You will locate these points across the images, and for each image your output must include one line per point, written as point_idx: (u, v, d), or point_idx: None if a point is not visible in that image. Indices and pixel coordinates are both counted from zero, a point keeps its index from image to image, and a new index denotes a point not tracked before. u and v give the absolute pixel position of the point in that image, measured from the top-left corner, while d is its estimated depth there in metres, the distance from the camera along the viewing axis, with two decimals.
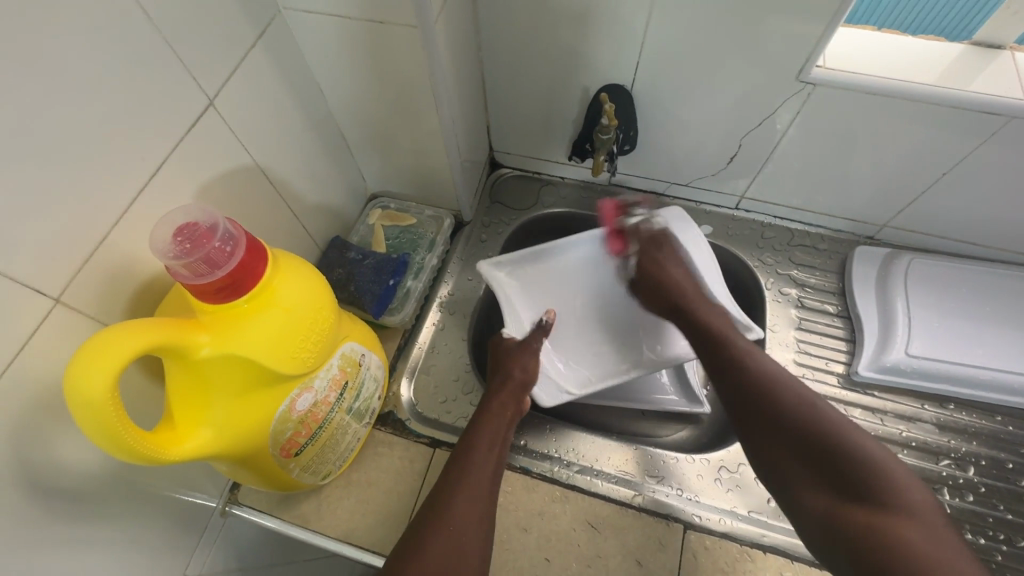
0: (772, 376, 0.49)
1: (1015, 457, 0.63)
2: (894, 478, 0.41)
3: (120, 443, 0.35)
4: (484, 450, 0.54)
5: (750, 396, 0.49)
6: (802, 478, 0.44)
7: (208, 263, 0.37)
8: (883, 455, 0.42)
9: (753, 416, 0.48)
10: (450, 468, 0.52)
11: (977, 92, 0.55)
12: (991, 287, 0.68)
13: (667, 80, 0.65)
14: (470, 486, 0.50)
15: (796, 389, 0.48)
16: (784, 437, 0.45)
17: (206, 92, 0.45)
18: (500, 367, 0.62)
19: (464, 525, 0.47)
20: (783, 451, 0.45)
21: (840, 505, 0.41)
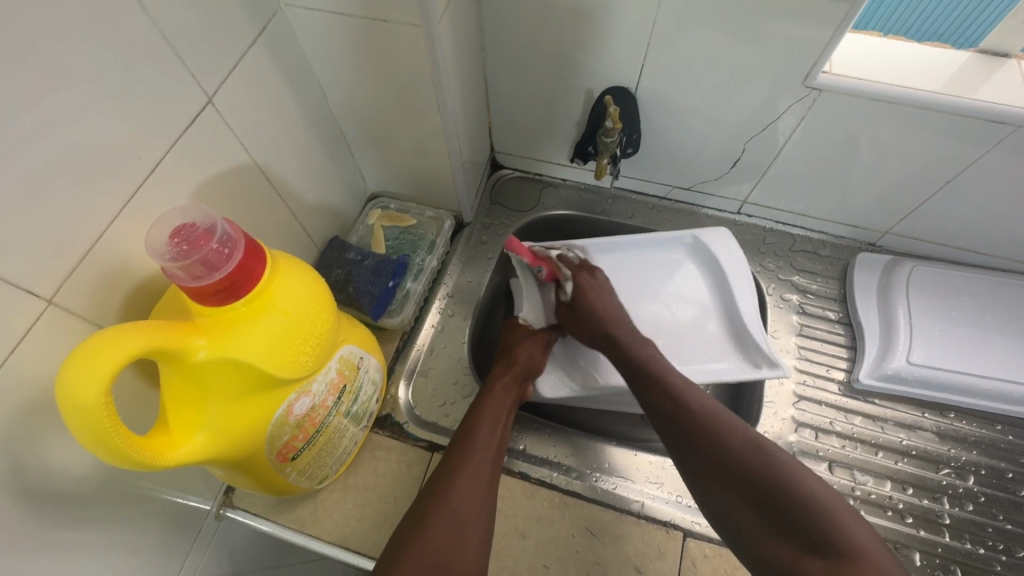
0: (717, 417, 0.49)
1: (1015, 467, 0.62)
2: (844, 521, 0.40)
3: (111, 447, 0.34)
4: (487, 433, 0.54)
5: (696, 443, 0.48)
6: (757, 528, 0.43)
7: (205, 265, 0.36)
8: (828, 497, 0.42)
9: (701, 460, 0.48)
10: (452, 450, 0.52)
11: (983, 101, 0.55)
12: (992, 295, 0.68)
13: (671, 83, 0.64)
14: (472, 468, 0.50)
15: (741, 430, 0.48)
16: (734, 485, 0.45)
17: (205, 90, 0.44)
18: (504, 355, 0.63)
19: (464, 508, 0.47)
20: (732, 498, 0.45)
21: (798, 556, 0.39)
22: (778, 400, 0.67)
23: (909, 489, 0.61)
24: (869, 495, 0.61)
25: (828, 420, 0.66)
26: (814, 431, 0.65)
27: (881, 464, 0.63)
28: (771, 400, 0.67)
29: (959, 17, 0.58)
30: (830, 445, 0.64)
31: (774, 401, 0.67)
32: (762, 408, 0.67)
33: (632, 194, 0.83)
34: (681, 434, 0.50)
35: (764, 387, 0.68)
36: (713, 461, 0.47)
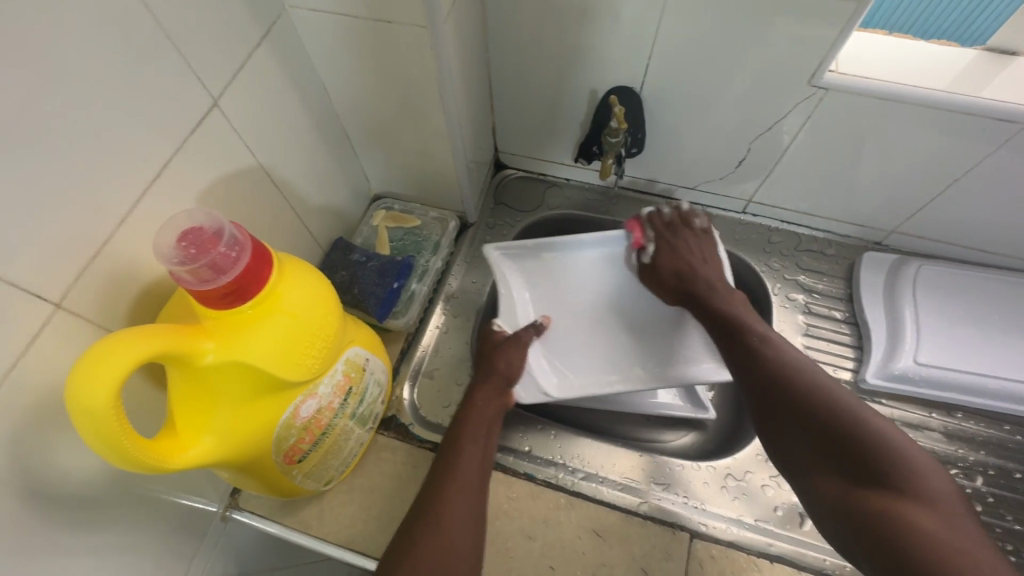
0: (778, 364, 0.49)
1: (1023, 467, 0.62)
2: (900, 454, 0.41)
3: (121, 451, 0.34)
4: (472, 444, 0.53)
5: (767, 389, 0.49)
6: (816, 461, 0.44)
7: (212, 268, 0.36)
8: (886, 429, 0.43)
9: (775, 404, 0.48)
10: (438, 463, 0.52)
11: (991, 99, 0.54)
12: (1000, 294, 0.68)
13: (676, 83, 0.64)
14: (460, 481, 0.50)
15: (808, 371, 0.48)
16: (803, 426, 0.45)
17: (211, 93, 0.44)
18: (483, 361, 0.62)
19: (454, 521, 0.47)
20: (800, 437, 0.46)
21: (857, 489, 0.41)
22: None
23: None
24: None
25: None
26: None
27: None
28: None
29: (966, 16, 0.57)
30: None
31: None
32: None
33: (636, 194, 0.82)
34: (754, 382, 0.50)
35: None
36: (781, 400, 0.47)
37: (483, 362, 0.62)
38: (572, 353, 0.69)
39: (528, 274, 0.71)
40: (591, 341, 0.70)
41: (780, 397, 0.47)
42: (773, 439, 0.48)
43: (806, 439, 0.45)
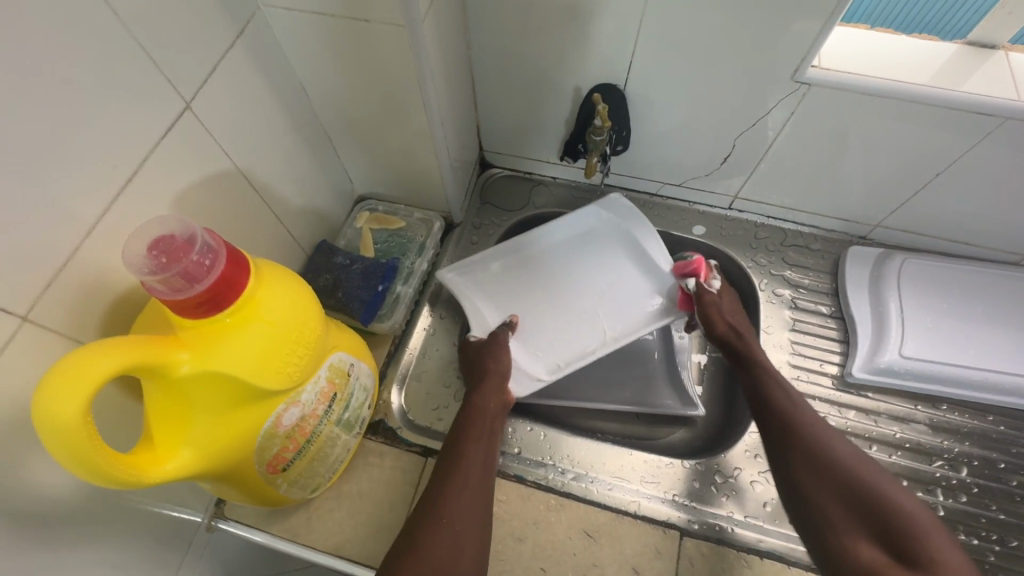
0: (801, 427, 0.53)
1: (1006, 457, 0.63)
2: (933, 539, 0.42)
3: (93, 467, 0.33)
4: (474, 446, 0.53)
5: (803, 460, 0.51)
6: (847, 531, 0.45)
7: (185, 277, 0.35)
8: (918, 514, 0.44)
9: (811, 473, 0.50)
10: (442, 464, 0.52)
11: (972, 93, 0.55)
12: (982, 286, 0.69)
13: (660, 80, 0.63)
14: (465, 482, 0.50)
15: (845, 449, 0.50)
16: (840, 496, 0.47)
17: (183, 96, 0.43)
18: (478, 365, 0.63)
19: (460, 521, 0.47)
20: (836, 509, 0.47)
21: (890, 564, 0.41)
22: None
23: (903, 482, 0.61)
24: None
25: (822, 415, 0.66)
26: None
27: (875, 457, 0.63)
28: None
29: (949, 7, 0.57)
30: None
31: None
32: None
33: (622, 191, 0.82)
34: (789, 452, 0.52)
35: None
36: (818, 470, 0.49)
37: (477, 365, 0.63)
38: (539, 330, 0.69)
39: (493, 281, 0.71)
40: (560, 315, 0.70)
41: (817, 468, 0.49)
42: (802, 508, 0.49)
43: (841, 510, 0.46)
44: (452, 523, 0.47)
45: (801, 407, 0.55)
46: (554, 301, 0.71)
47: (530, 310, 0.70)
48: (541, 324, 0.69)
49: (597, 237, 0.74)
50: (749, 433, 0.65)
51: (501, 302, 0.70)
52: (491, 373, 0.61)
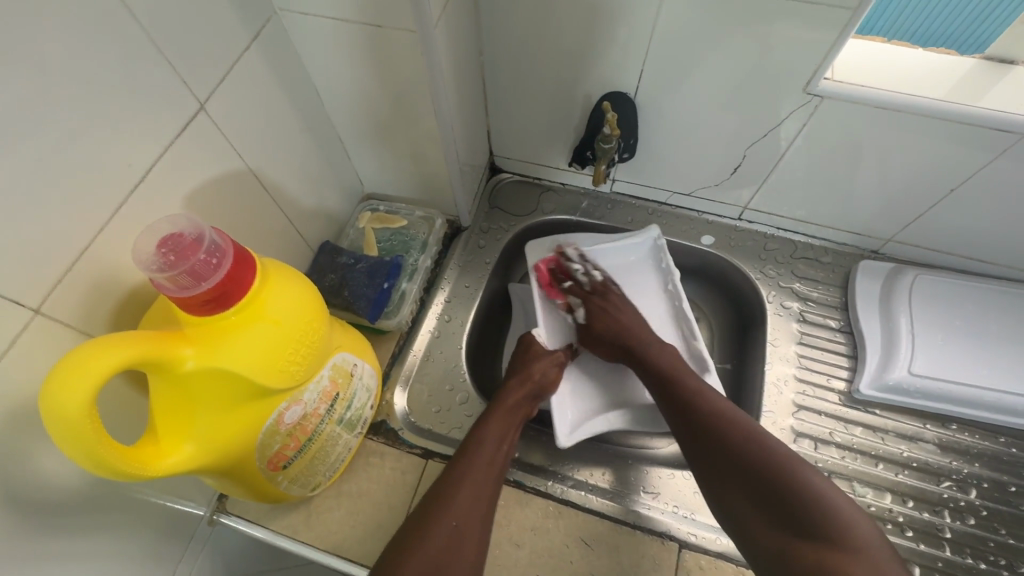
0: (717, 418, 0.54)
1: (1017, 480, 0.61)
2: (843, 516, 0.45)
3: (96, 458, 0.33)
4: (492, 444, 0.55)
5: (711, 443, 0.52)
6: (757, 521, 0.48)
7: (192, 275, 0.36)
8: (827, 491, 0.47)
9: (713, 459, 0.52)
10: (455, 459, 0.54)
11: (989, 108, 0.54)
12: (996, 304, 0.67)
13: (671, 88, 0.63)
14: (475, 477, 0.52)
15: (747, 427, 0.52)
16: (739, 478, 0.50)
17: (199, 97, 0.44)
18: (518, 368, 0.63)
19: (473, 504, 0.50)
20: (745, 503, 0.49)
21: (793, 541, 0.45)
22: (777, 409, 0.67)
23: (909, 501, 0.60)
24: (868, 508, 0.60)
25: (828, 431, 0.65)
26: (814, 442, 0.64)
27: (881, 475, 0.62)
28: (770, 408, 0.67)
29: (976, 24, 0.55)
30: (829, 455, 0.63)
31: (773, 409, 0.66)
32: (761, 418, 0.66)
33: (632, 199, 0.82)
34: (694, 430, 0.54)
35: (763, 396, 0.68)
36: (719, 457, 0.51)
37: (517, 368, 0.64)
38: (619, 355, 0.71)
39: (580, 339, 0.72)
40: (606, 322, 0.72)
41: (717, 447, 0.52)
42: (715, 492, 0.51)
43: (744, 494, 0.49)
44: (458, 520, 0.49)
45: (709, 398, 0.56)
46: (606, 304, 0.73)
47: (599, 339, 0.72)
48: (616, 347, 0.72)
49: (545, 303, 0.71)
50: None
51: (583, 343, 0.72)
52: (535, 386, 0.62)
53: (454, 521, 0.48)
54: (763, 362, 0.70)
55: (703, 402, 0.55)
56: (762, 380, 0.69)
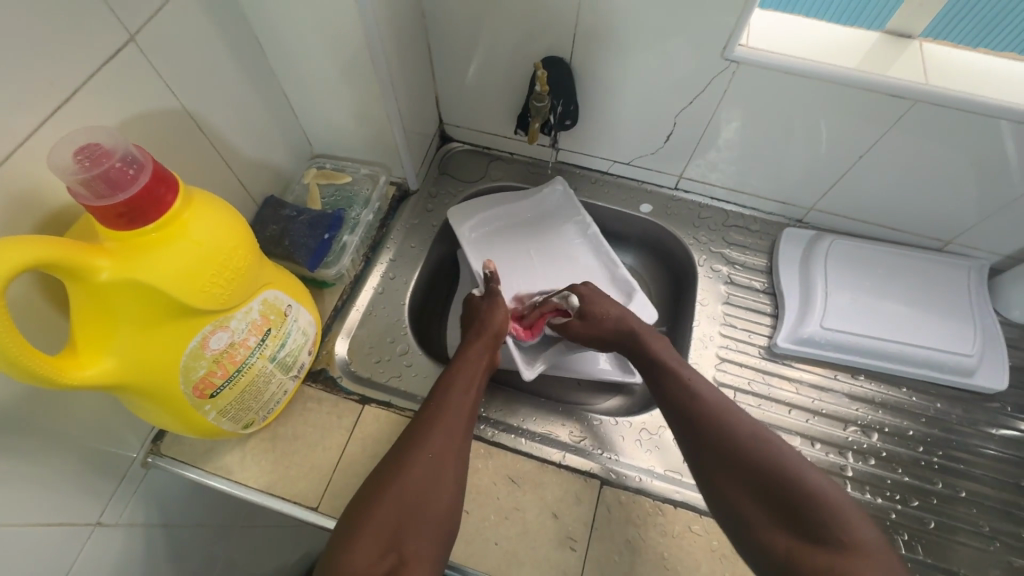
0: (717, 413, 0.54)
1: (916, 425, 0.66)
2: (846, 516, 0.45)
3: (9, 357, 0.34)
4: (460, 394, 0.58)
5: (709, 439, 0.53)
6: (761, 520, 0.47)
7: (108, 183, 0.37)
8: (828, 488, 0.47)
9: (712, 453, 0.52)
10: (428, 405, 0.57)
11: (886, 76, 0.59)
12: (902, 267, 0.73)
13: (604, 55, 0.67)
14: (445, 426, 0.55)
15: (747, 423, 0.53)
16: (744, 474, 0.49)
17: (129, 29, 0.45)
18: (478, 321, 0.66)
19: (444, 452, 0.53)
20: (749, 502, 0.49)
21: (801, 545, 0.44)
22: (702, 361, 0.70)
23: (817, 444, 0.65)
24: None
25: (747, 381, 0.69)
26: (734, 391, 0.68)
27: (794, 421, 0.66)
28: (696, 361, 0.71)
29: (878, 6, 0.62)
30: (747, 403, 0.67)
31: (698, 362, 0.70)
32: None
33: (576, 168, 0.85)
34: (696, 435, 0.54)
35: (689, 350, 0.72)
36: (720, 452, 0.51)
37: (479, 321, 0.67)
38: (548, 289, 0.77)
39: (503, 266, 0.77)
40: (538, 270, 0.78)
41: (722, 452, 0.51)
42: (713, 488, 0.51)
43: (752, 497, 0.48)
44: (431, 456, 0.52)
45: (710, 392, 0.56)
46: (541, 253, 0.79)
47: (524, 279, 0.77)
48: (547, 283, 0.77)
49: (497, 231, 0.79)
50: None
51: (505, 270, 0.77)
52: (487, 333, 0.65)
53: (428, 456, 0.52)
54: (691, 321, 0.74)
55: (702, 394, 0.56)
56: (690, 336, 0.73)
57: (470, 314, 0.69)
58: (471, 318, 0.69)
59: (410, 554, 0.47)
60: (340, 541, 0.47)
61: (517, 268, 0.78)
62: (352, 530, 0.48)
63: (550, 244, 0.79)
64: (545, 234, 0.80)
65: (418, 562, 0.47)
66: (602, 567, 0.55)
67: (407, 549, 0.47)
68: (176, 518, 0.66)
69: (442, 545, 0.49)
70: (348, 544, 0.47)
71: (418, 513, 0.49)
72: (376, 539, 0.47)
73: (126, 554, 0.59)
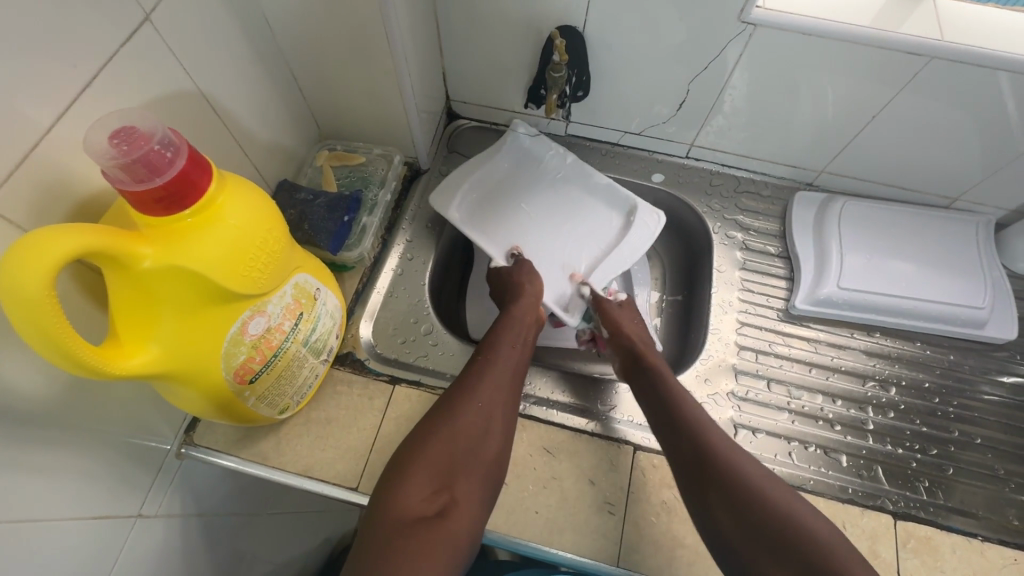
0: (728, 458, 0.53)
1: (931, 377, 0.69)
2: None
3: (62, 347, 0.34)
4: (507, 351, 0.61)
5: (720, 486, 0.51)
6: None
7: (146, 166, 0.36)
8: (840, 550, 0.46)
9: (727, 503, 0.50)
10: (477, 361, 0.59)
11: (902, 34, 0.59)
12: (912, 225, 0.74)
13: (617, 23, 0.65)
14: (494, 378, 0.58)
15: (757, 476, 0.52)
16: (759, 528, 0.48)
17: (143, 7, 0.44)
18: (515, 282, 0.69)
19: (494, 403, 0.56)
20: (762, 556, 0.47)
21: None
22: (722, 326, 0.72)
23: (839, 400, 0.67)
24: (802, 408, 0.66)
25: (768, 343, 0.70)
26: (755, 353, 0.70)
27: (815, 380, 0.68)
28: (716, 327, 0.72)
29: None
30: (769, 364, 0.69)
31: (718, 327, 0.72)
32: (708, 336, 0.71)
33: (586, 141, 0.85)
34: (705, 489, 0.52)
35: (709, 317, 0.73)
36: (731, 503, 0.50)
37: (512, 284, 0.69)
38: (558, 238, 0.75)
39: (518, 232, 0.74)
40: (546, 218, 0.76)
41: (735, 510, 0.49)
42: (725, 538, 0.49)
43: (773, 560, 0.46)
44: (482, 406, 0.55)
45: (714, 433, 0.55)
46: (543, 201, 0.76)
47: (535, 234, 0.75)
48: (563, 230, 0.75)
49: (496, 192, 0.75)
50: (700, 360, 0.69)
51: (517, 233, 0.74)
52: (528, 292, 0.67)
53: (479, 405, 0.55)
54: (709, 289, 0.75)
55: (712, 437, 0.54)
56: (708, 304, 0.74)
57: (499, 286, 0.71)
58: (501, 288, 0.70)
59: (459, 497, 0.50)
60: (393, 477, 0.49)
61: (528, 227, 0.75)
62: (405, 464, 0.50)
63: (542, 192, 0.77)
64: (530, 182, 0.77)
65: (466, 505, 0.50)
66: (640, 528, 0.56)
67: (458, 490, 0.50)
68: (211, 507, 0.66)
69: (487, 489, 0.53)
70: (404, 479, 0.49)
71: (469, 460, 0.52)
72: (428, 479, 0.50)
73: (167, 544, 0.59)
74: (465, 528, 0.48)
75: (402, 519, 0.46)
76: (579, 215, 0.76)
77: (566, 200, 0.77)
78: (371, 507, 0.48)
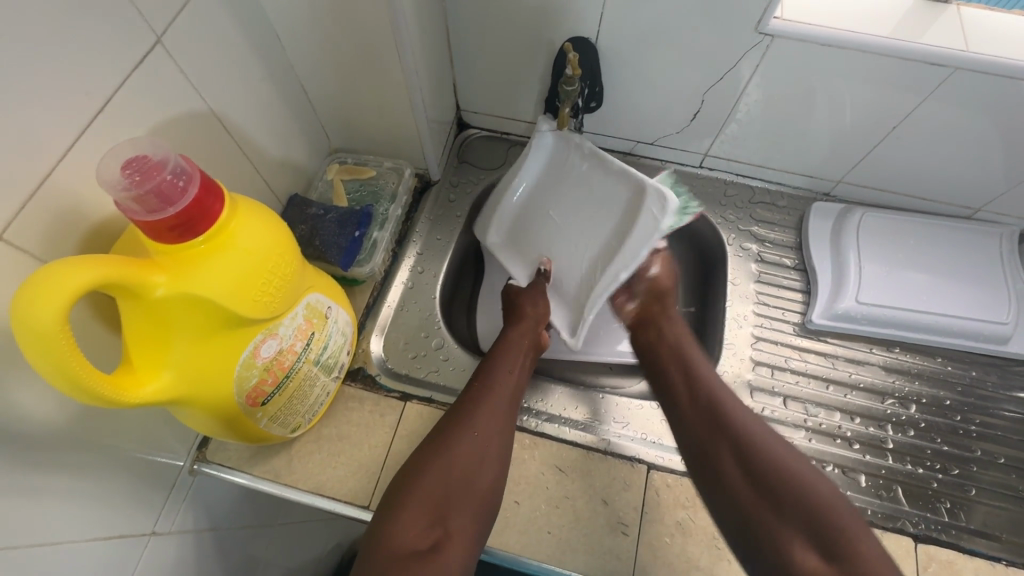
0: (738, 423, 0.56)
1: (952, 395, 0.67)
2: (856, 535, 0.47)
3: (73, 380, 0.34)
4: (505, 374, 0.60)
5: (723, 453, 0.54)
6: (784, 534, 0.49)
7: (159, 197, 0.36)
8: (837, 505, 0.49)
9: (733, 463, 0.53)
10: (474, 385, 0.59)
11: (925, 44, 0.57)
12: (933, 237, 0.73)
13: (631, 34, 0.64)
14: (491, 403, 0.57)
15: (764, 440, 0.54)
16: (762, 486, 0.51)
17: (155, 30, 0.43)
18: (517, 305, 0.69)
19: (490, 429, 0.56)
20: (764, 511, 0.50)
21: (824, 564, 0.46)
22: (737, 341, 0.71)
23: (857, 418, 0.65)
24: (820, 425, 0.65)
25: (784, 358, 0.69)
26: (771, 368, 0.69)
27: (832, 397, 0.67)
28: (731, 342, 0.71)
29: None
30: (785, 380, 0.68)
31: (733, 342, 0.71)
32: (723, 350, 0.70)
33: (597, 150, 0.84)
34: (720, 467, 0.54)
35: (724, 331, 0.72)
36: (739, 464, 0.53)
37: (515, 307, 0.69)
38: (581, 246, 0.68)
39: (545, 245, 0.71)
40: (570, 224, 0.70)
41: (752, 485, 0.52)
42: (727, 502, 0.53)
43: (775, 516, 0.50)
44: (478, 432, 0.55)
45: (720, 400, 0.58)
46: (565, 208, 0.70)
47: (561, 244, 0.70)
48: (583, 235, 0.68)
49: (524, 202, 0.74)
50: None
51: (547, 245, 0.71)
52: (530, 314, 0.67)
53: (474, 433, 0.55)
54: (724, 302, 0.74)
55: (721, 407, 0.57)
56: (723, 318, 0.73)
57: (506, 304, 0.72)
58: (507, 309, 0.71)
59: (452, 530, 0.50)
60: (387, 509, 0.50)
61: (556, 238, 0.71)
62: (400, 498, 0.50)
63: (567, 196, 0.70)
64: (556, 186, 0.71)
65: (460, 536, 0.50)
66: (654, 549, 0.56)
67: (451, 523, 0.50)
68: (223, 522, 0.66)
69: (482, 521, 0.52)
70: (397, 514, 0.49)
71: (462, 491, 0.51)
72: (421, 514, 0.49)
73: (180, 561, 0.59)
74: (460, 560, 0.48)
75: (396, 554, 0.46)
76: (597, 217, 0.67)
77: (588, 202, 0.68)
78: (366, 539, 0.48)
